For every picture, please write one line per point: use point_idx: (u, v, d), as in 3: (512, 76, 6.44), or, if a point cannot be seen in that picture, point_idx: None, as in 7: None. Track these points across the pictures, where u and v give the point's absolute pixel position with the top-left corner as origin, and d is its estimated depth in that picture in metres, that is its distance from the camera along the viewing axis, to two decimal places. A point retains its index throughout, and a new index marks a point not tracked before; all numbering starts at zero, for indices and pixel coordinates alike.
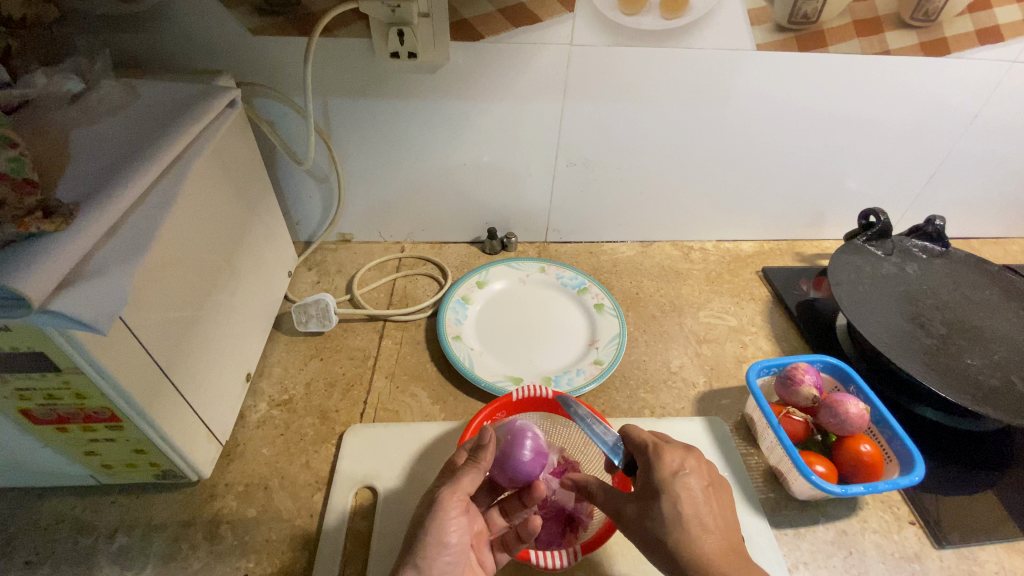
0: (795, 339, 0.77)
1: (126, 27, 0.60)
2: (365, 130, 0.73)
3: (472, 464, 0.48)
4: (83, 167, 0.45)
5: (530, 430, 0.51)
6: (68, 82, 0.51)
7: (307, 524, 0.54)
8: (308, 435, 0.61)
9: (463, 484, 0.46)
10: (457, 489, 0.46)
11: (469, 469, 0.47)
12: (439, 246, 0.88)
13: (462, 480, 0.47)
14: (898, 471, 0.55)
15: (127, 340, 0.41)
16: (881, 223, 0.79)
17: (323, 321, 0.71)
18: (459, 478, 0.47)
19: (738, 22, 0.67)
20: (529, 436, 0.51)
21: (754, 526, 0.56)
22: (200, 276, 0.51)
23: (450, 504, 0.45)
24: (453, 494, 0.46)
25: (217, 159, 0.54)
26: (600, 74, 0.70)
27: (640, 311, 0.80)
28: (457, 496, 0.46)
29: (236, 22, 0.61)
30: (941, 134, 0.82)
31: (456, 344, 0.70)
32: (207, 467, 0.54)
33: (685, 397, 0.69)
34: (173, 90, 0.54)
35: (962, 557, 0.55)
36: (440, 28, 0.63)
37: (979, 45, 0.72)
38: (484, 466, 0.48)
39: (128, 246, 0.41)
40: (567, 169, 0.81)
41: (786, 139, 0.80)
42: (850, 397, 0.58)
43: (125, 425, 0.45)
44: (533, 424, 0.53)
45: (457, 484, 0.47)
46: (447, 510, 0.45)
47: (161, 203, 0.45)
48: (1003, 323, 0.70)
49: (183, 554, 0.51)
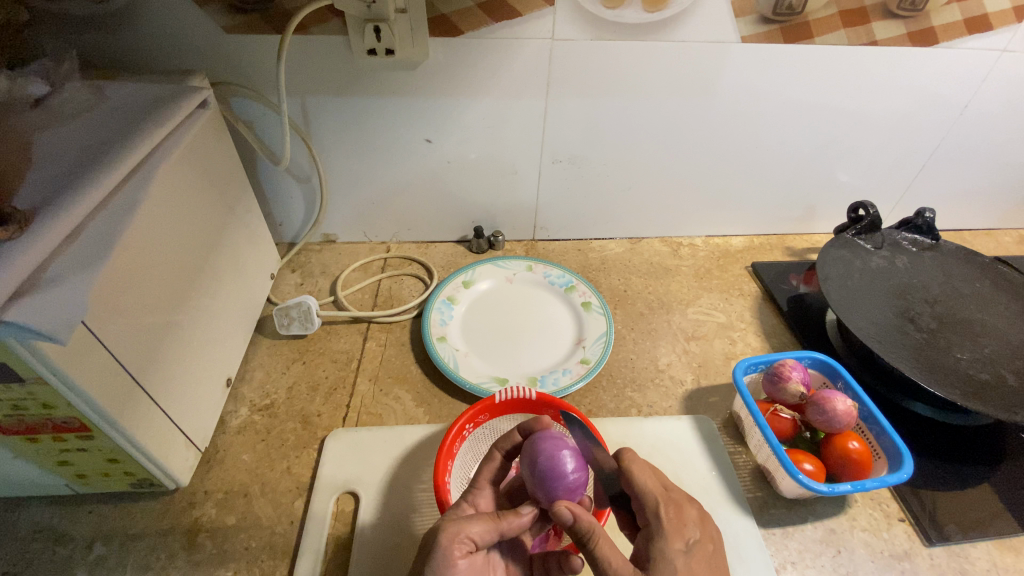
0: (784, 335, 0.76)
1: (93, 28, 0.59)
2: (345, 129, 0.72)
3: (490, 515, 0.43)
4: (48, 172, 0.44)
5: (570, 456, 0.47)
6: (32, 85, 0.51)
7: (287, 531, 0.53)
8: (290, 440, 0.60)
9: (473, 531, 0.42)
10: (461, 534, 0.41)
11: (484, 518, 0.43)
12: (426, 245, 0.87)
13: (472, 525, 0.42)
14: (886, 468, 0.54)
15: (94, 348, 0.40)
16: (870, 216, 0.78)
17: (305, 324, 0.70)
18: (466, 522, 0.42)
19: (721, 15, 0.66)
20: (569, 465, 0.46)
21: (741, 526, 0.55)
22: (174, 281, 0.50)
23: (453, 547, 0.40)
24: (457, 537, 0.41)
25: (189, 160, 0.53)
26: (583, 70, 0.69)
27: (628, 308, 0.79)
28: (461, 539, 0.41)
29: (208, 20, 0.60)
30: (931, 125, 0.81)
31: (441, 345, 0.69)
32: (186, 474, 0.53)
33: (672, 395, 0.68)
34: (143, 92, 0.53)
35: (953, 554, 0.54)
36: (417, 24, 0.62)
37: (968, 34, 0.71)
38: (499, 522, 0.43)
39: (89, 252, 0.40)
40: (554, 167, 0.80)
41: (774, 133, 0.79)
42: (837, 394, 0.57)
43: (95, 435, 0.44)
44: (564, 453, 0.47)
45: (464, 527, 0.42)
46: (448, 552, 0.40)
47: (127, 207, 0.44)
48: (993, 317, 0.69)
49: (161, 564, 0.50)
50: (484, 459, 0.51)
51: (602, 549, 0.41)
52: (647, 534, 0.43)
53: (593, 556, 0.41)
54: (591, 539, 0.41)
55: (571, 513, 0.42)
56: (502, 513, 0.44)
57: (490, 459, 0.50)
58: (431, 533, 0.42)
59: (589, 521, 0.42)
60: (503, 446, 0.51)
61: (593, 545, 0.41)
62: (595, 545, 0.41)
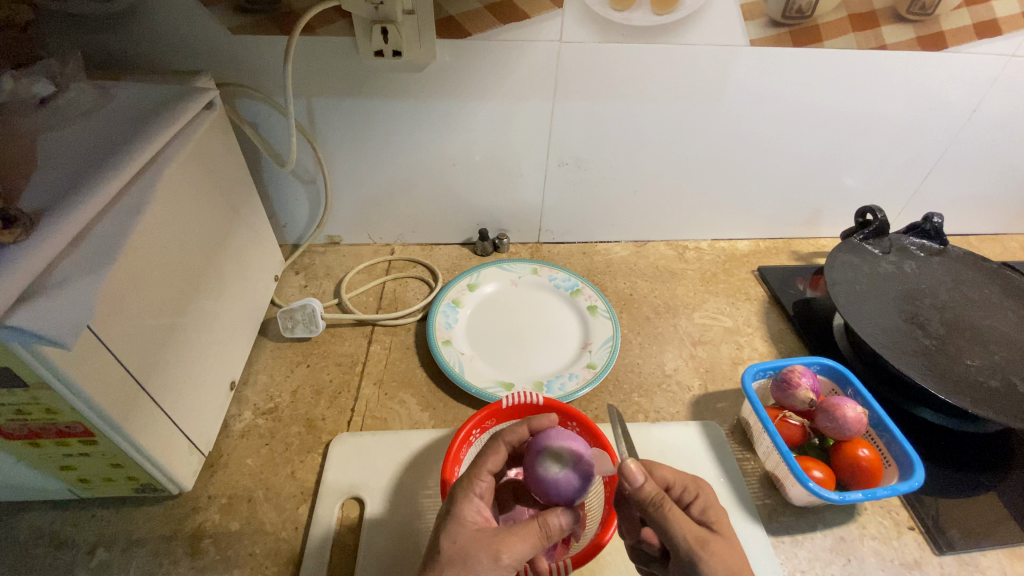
0: (792, 340, 0.76)
1: (97, 27, 0.59)
2: (350, 131, 0.71)
3: (532, 534, 0.42)
4: (53, 174, 0.43)
5: (581, 466, 0.46)
6: (36, 85, 0.50)
7: (292, 538, 0.53)
8: (294, 444, 0.60)
9: (518, 552, 0.40)
10: (507, 557, 0.40)
11: (524, 538, 0.41)
12: (431, 247, 0.86)
13: (512, 551, 0.40)
14: (897, 476, 0.54)
15: (98, 352, 0.40)
16: (878, 221, 0.77)
17: (309, 326, 0.69)
18: (511, 543, 0.40)
19: (731, 19, 0.65)
20: (575, 476, 0.45)
21: (750, 534, 0.54)
22: (179, 284, 0.49)
23: (497, 569, 0.39)
24: (496, 563, 0.39)
25: (196, 162, 0.53)
26: (590, 73, 0.69)
27: (634, 312, 0.78)
28: (506, 564, 0.40)
29: (215, 21, 0.59)
30: (939, 129, 0.81)
31: (446, 349, 0.69)
32: (189, 480, 0.52)
33: (680, 400, 0.67)
34: (149, 93, 0.53)
35: (963, 563, 0.53)
36: (425, 26, 0.61)
37: (977, 39, 0.70)
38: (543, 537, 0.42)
39: (94, 255, 0.39)
40: (560, 169, 0.79)
41: (781, 136, 0.79)
42: (848, 401, 0.57)
43: (99, 439, 0.44)
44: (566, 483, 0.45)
45: (502, 552, 0.40)
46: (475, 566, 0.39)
47: (133, 209, 0.44)
48: (1002, 322, 0.69)
49: (164, 569, 0.50)
50: (490, 449, 0.47)
51: (675, 511, 0.42)
52: (699, 505, 0.45)
53: (665, 517, 0.42)
54: (661, 503, 0.42)
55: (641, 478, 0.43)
56: (545, 521, 0.42)
57: (498, 448, 0.47)
58: (478, 554, 0.40)
59: (655, 487, 0.43)
60: (510, 440, 0.49)
61: (668, 507, 0.42)
62: (666, 509, 0.42)
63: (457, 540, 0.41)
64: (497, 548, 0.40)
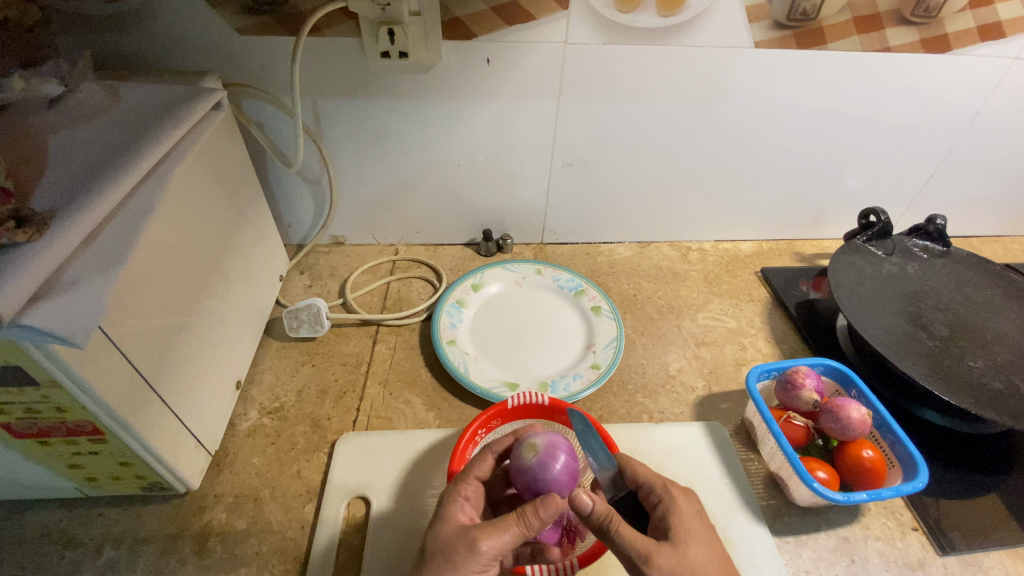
0: (795, 341, 0.76)
1: (108, 28, 0.59)
2: (356, 131, 0.71)
3: (513, 522, 0.42)
4: (63, 174, 0.44)
5: (564, 457, 0.47)
6: (47, 85, 0.50)
7: (298, 536, 0.53)
8: (299, 443, 0.60)
9: (498, 541, 0.41)
10: (484, 545, 0.40)
11: (506, 527, 0.41)
12: (434, 247, 0.87)
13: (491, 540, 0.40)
14: (901, 476, 0.54)
15: (108, 350, 0.40)
16: (881, 223, 0.78)
17: (315, 326, 0.70)
18: (488, 531, 0.41)
19: (736, 21, 0.66)
20: (558, 467, 0.46)
21: (754, 534, 0.55)
22: (187, 283, 0.50)
23: (474, 557, 0.40)
24: (474, 551, 0.40)
25: (204, 162, 0.53)
26: (595, 74, 0.69)
27: (638, 313, 0.79)
28: (486, 553, 0.40)
29: (222, 22, 0.59)
30: (942, 132, 0.81)
31: (451, 349, 0.69)
32: (196, 478, 0.53)
33: (684, 401, 0.67)
34: (158, 93, 0.53)
35: (966, 563, 0.54)
36: (431, 28, 0.61)
37: (980, 42, 0.71)
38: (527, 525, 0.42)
39: (105, 255, 0.40)
40: (564, 170, 0.80)
41: (785, 138, 0.79)
42: (852, 402, 0.57)
43: (108, 438, 0.44)
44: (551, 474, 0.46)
45: (482, 541, 0.40)
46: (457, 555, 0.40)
47: (143, 209, 0.44)
48: (1005, 324, 0.69)
49: (172, 567, 0.50)
50: (476, 457, 0.49)
51: (624, 530, 0.42)
52: (661, 511, 0.45)
53: (613, 537, 0.42)
54: (608, 523, 0.42)
55: (590, 501, 0.43)
56: (524, 509, 0.42)
57: (484, 454, 0.48)
58: (456, 548, 0.40)
59: (604, 505, 0.43)
60: (496, 448, 0.50)
61: (614, 528, 0.42)
62: (614, 528, 0.42)
63: (441, 535, 0.42)
64: (474, 538, 0.41)
